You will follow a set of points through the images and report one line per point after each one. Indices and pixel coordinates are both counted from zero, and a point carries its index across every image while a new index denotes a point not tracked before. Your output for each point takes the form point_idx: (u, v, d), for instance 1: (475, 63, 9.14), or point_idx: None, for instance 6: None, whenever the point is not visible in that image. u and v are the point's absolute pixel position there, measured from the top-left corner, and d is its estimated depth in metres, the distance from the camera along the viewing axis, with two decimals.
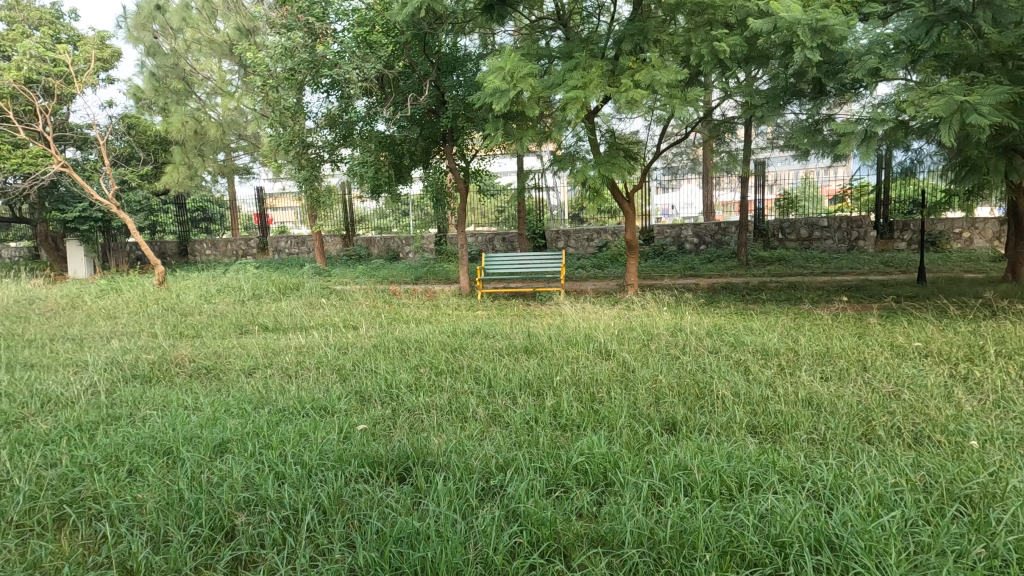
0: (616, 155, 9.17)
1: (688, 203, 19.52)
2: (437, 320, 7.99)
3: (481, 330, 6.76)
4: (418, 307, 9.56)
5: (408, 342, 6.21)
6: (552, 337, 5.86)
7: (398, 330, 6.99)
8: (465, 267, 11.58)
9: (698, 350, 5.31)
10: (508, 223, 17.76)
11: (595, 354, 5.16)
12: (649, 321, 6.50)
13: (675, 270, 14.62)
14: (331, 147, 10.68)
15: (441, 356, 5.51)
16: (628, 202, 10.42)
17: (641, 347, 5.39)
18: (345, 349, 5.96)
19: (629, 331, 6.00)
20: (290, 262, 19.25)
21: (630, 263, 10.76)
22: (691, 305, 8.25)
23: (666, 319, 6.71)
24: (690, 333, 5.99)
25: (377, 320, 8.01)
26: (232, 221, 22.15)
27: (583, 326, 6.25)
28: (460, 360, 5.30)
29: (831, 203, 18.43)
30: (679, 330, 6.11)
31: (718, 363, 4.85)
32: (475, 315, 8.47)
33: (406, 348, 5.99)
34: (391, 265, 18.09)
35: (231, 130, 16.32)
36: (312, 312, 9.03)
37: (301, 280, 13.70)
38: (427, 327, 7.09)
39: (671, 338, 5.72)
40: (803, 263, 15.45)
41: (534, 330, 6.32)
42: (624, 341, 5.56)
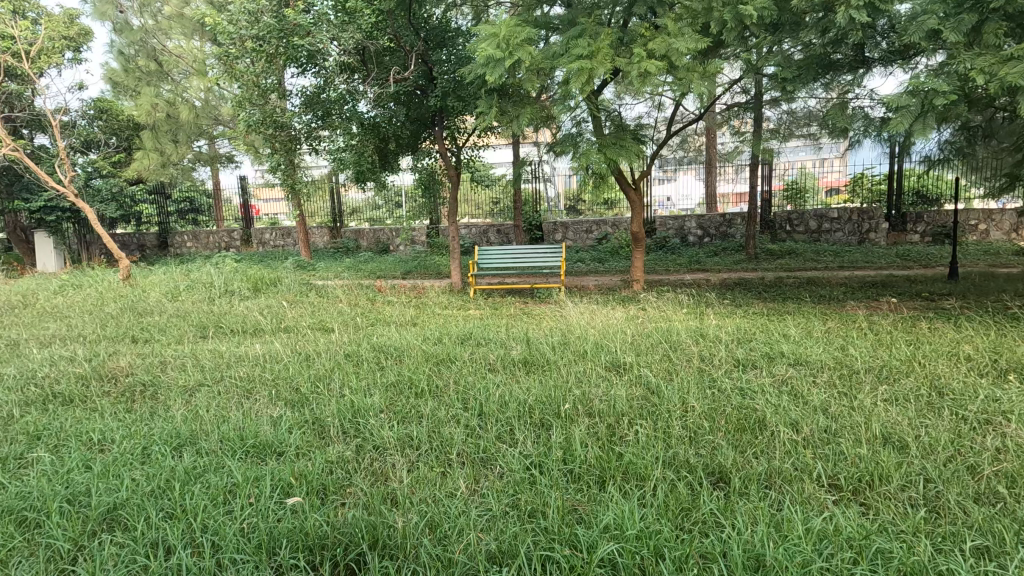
0: (624, 137, 8.20)
1: (684, 195, 18.52)
2: (425, 323, 7.08)
3: (473, 337, 5.84)
4: (404, 307, 8.64)
5: (387, 352, 5.29)
6: (555, 347, 4.97)
7: (377, 336, 6.06)
8: (457, 262, 10.65)
9: (731, 364, 4.44)
10: (503, 215, 16.87)
11: (608, 372, 4.28)
12: (666, 327, 5.61)
13: (680, 265, 13.75)
14: (310, 131, 9.53)
15: (424, 370, 4.61)
16: (634, 190, 9.51)
17: (660, 360, 4.52)
18: (311, 361, 5.04)
19: (645, 339, 5.11)
20: (273, 255, 18.23)
21: (636, 257, 9.86)
22: (709, 306, 7.37)
23: (685, 324, 5.81)
24: (716, 341, 5.11)
25: (358, 323, 7.09)
26: (216, 212, 21.13)
27: (591, 332, 5.35)
28: (446, 378, 4.40)
29: (829, 195, 17.96)
30: (702, 337, 5.24)
31: (759, 383, 3.98)
32: (468, 317, 7.57)
33: (384, 359, 5.07)
34: (379, 259, 17.11)
35: (209, 118, 14.85)
36: (286, 313, 8.11)
37: (281, 275, 12.74)
38: (412, 332, 6.18)
39: (696, 348, 4.85)
40: (816, 257, 14.61)
41: (533, 337, 5.42)
42: (641, 353, 4.68)
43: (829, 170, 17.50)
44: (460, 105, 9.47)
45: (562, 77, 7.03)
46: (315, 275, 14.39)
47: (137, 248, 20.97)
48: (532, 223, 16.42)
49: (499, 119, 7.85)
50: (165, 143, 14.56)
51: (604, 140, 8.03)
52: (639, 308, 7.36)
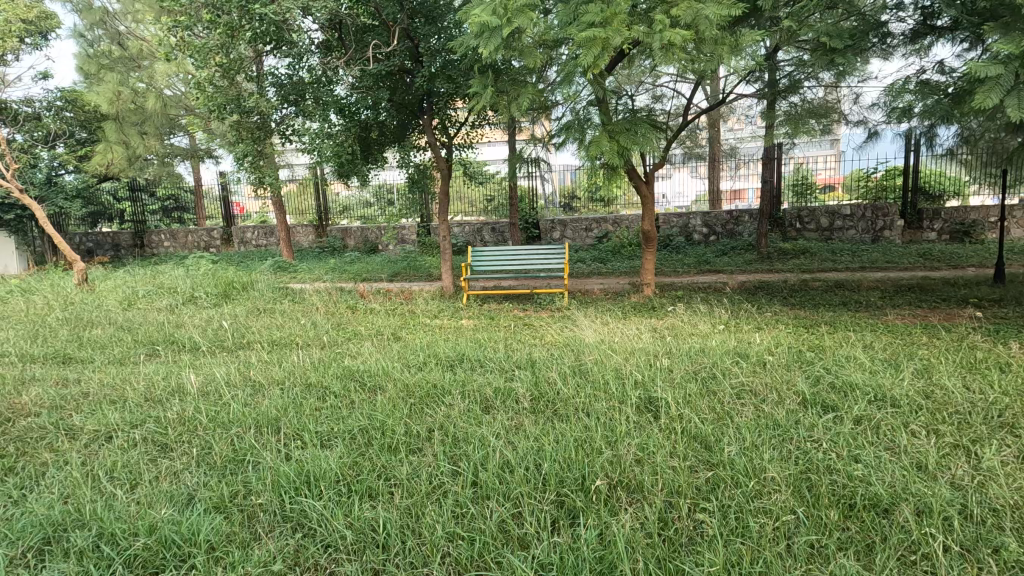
0: (639, 122, 7.18)
1: (678, 192, 17.59)
2: (412, 338, 6.07)
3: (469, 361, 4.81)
4: (387, 317, 7.64)
5: (360, 383, 4.25)
6: (570, 378, 3.95)
7: (353, 356, 5.06)
8: (448, 264, 9.63)
9: (798, 405, 3.44)
10: (498, 213, 15.86)
11: (644, 420, 3.29)
12: (701, 347, 4.61)
13: (688, 265, 12.82)
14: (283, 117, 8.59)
15: (404, 415, 3.56)
16: (646, 184, 8.50)
17: (707, 399, 3.53)
18: (261, 396, 4.00)
19: (680, 367, 4.09)
20: (254, 256, 17.15)
21: (646, 259, 8.90)
22: (737, 316, 6.43)
23: (721, 341, 4.82)
24: (769, 370, 4.10)
25: (335, 341, 6.08)
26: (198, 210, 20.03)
27: (613, 355, 4.32)
28: (431, 425, 3.39)
29: (823, 193, 16.85)
30: (749, 362, 4.25)
31: (845, 434, 3.01)
32: (461, 330, 6.59)
33: (355, 394, 4.04)
34: (366, 259, 16.09)
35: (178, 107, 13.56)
36: (251, 325, 7.08)
37: (256, 278, 11.67)
38: (392, 350, 5.16)
39: (746, 378, 3.86)
40: (832, 257, 13.70)
41: (542, 361, 4.39)
42: (682, 387, 3.68)
43: (823, 166, 16.48)
44: (450, 87, 8.43)
45: (570, 52, 6.02)
46: (295, 278, 13.36)
47: (111, 248, 19.85)
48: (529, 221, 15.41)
49: (496, 101, 6.82)
50: (131, 134, 13.39)
51: (617, 125, 7.00)
52: (654, 320, 6.40)
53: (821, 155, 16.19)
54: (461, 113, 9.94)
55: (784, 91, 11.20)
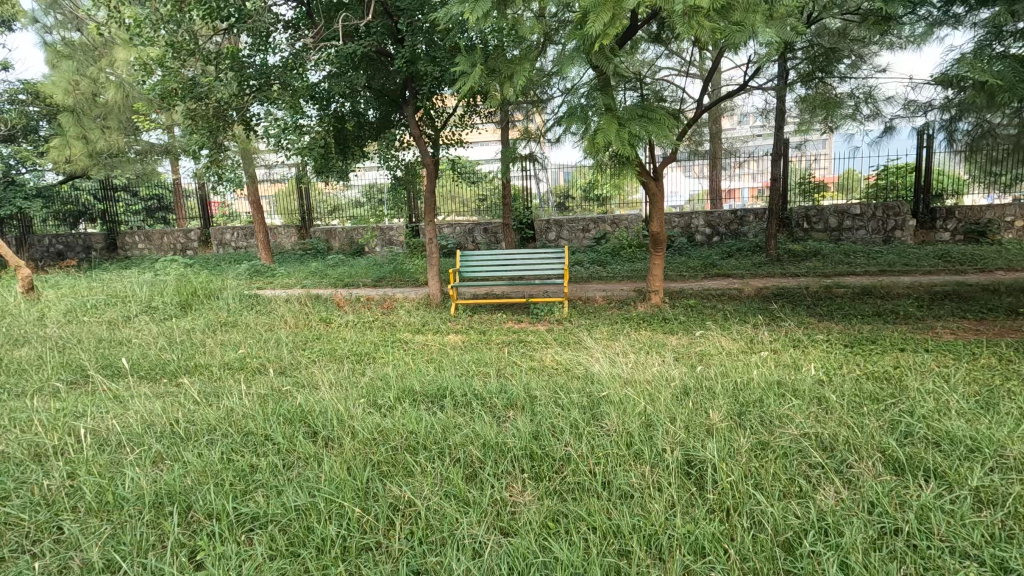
0: (652, 107, 6.28)
1: (670, 190, 16.57)
2: (391, 364, 5.11)
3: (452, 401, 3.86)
4: (363, 333, 6.70)
5: (310, 437, 3.29)
6: (582, 433, 3.03)
7: (310, 390, 4.11)
8: (434, 270, 8.68)
9: (883, 474, 2.59)
10: (491, 213, 14.95)
11: (688, 511, 2.40)
12: (741, 383, 3.68)
13: (695, 269, 11.95)
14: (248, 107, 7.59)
15: (358, 492, 2.64)
16: (654, 180, 7.62)
17: (766, 468, 2.65)
18: (173, 459, 3.03)
19: (721, 415, 3.17)
20: (231, 259, 16.12)
21: (653, 264, 8.01)
22: (767, 335, 5.52)
23: (763, 372, 3.91)
24: (829, 414, 3.24)
25: (296, 367, 5.11)
26: (177, 211, 19.00)
27: (633, 396, 3.38)
28: (395, 513, 2.49)
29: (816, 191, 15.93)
30: (804, 404, 3.38)
31: (964, 535, 2.17)
32: (447, 352, 5.65)
33: (300, 455, 3.07)
34: (350, 262, 15.13)
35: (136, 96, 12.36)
36: (203, 346, 6.11)
37: (226, 285, 10.67)
38: (358, 384, 4.21)
39: (807, 428, 3.00)
40: (846, 259, 12.87)
41: (543, 405, 3.45)
42: (731, 449, 2.78)
43: (818, 164, 15.67)
44: (435, 70, 7.44)
45: (573, 23, 5.08)
46: (272, 284, 12.40)
47: (82, 250, 18.74)
48: (522, 221, 14.55)
49: (485, 83, 5.81)
50: (92, 129, 12.31)
51: (626, 112, 6.08)
52: (671, 341, 5.47)
53: (814, 153, 15.44)
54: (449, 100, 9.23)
55: (795, 85, 10.19)
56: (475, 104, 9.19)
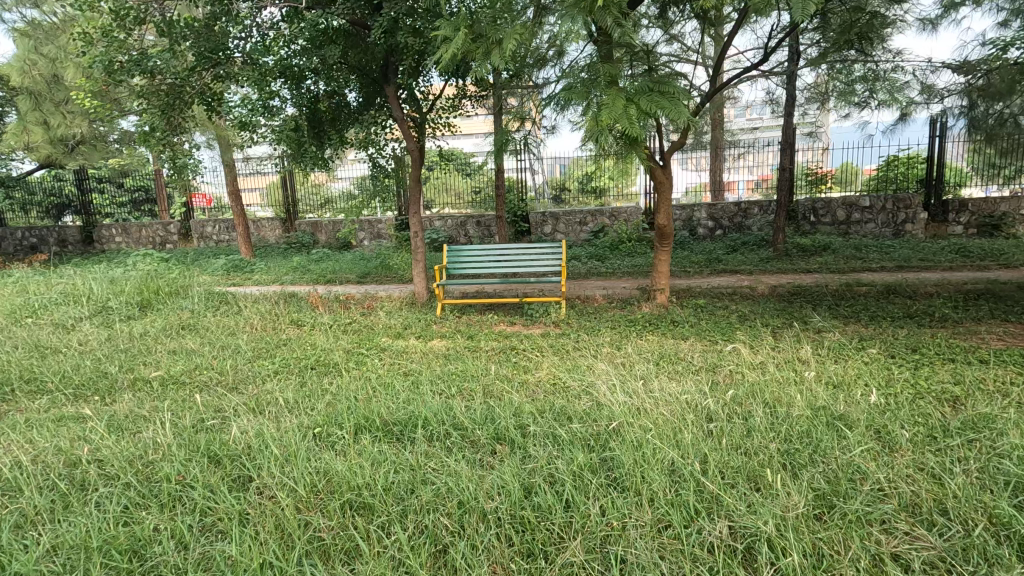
0: (661, 81, 5.54)
1: None
2: (360, 382, 4.38)
3: (427, 437, 3.15)
4: (336, 339, 5.96)
5: (238, 491, 2.58)
6: (589, 495, 2.35)
7: (253, 421, 3.38)
8: (419, 266, 7.93)
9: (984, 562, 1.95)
10: (485, 206, 14.19)
11: None
12: (785, 416, 2.98)
13: (699, 264, 11.25)
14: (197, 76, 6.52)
15: None
16: (660, 168, 6.90)
17: (834, 557, 1.99)
18: (48, 531, 2.31)
19: (766, 467, 2.50)
20: (209, 253, 15.29)
21: (659, 260, 7.30)
22: (794, 348, 4.82)
23: (805, 394, 3.24)
24: (893, 458, 2.59)
25: (248, 388, 4.37)
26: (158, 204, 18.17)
27: (651, 436, 2.68)
28: None
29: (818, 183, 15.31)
30: (860, 443, 2.71)
31: None
32: (428, 364, 4.93)
33: (222, 520, 2.38)
34: (335, 257, 14.32)
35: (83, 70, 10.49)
36: (149, 355, 5.37)
37: (197, 282, 9.88)
38: (312, 412, 3.48)
39: (871, 483, 2.36)
40: (857, 254, 12.19)
41: (539, 450, 2.74)
42: (784, 520, 2.12)
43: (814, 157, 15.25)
44: (416, 41, 6.68)
45: None
46: (250, 280, 11.63)
47: (56, 244, 17.95)
48: (517, 213, 13.82)
49: (470, 51, 5.07)
50: (51, 114, 11.45)
51: (632, 84, 5.36)
52: (686, 355, 4.76)
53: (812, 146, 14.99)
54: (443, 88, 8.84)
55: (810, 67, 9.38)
56: (464, 89, 8.82)
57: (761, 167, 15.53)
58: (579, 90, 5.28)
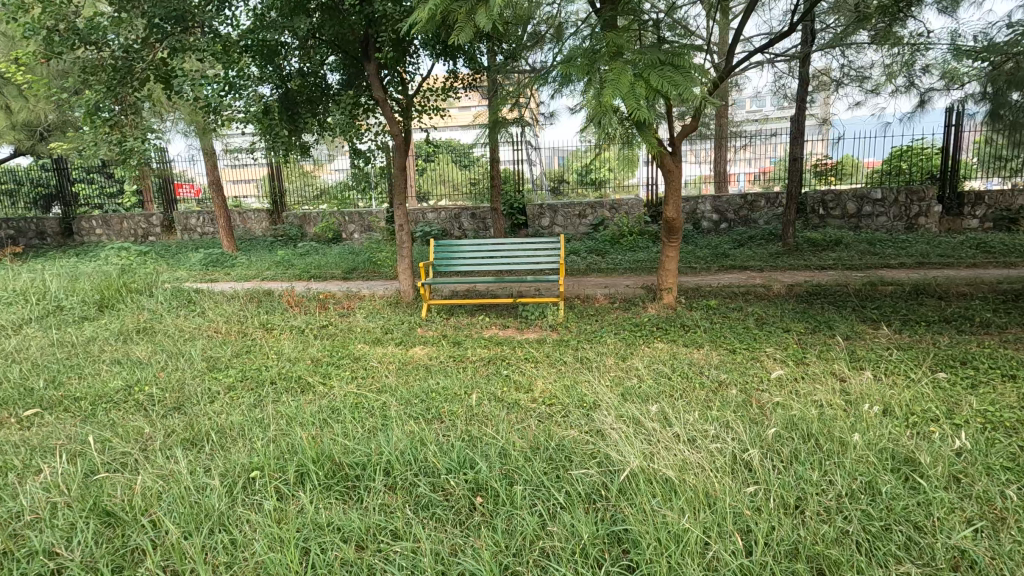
0: (674, 52, 4.85)
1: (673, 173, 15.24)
2: (324, 407, 3.72)
3: (388, 486, 2.53)
4: (307, 347, 5.29)
5: None
6: None
7: (174, 466, 2.73)
8: (405, 262, 7.26)
9: None
10: (480, 198, 13.49)
11: None
12: (835, 466, 2.39)
13: (706, 261, 10.57)
14: (147, 48, 5.71)
15: None
16: (670, 157, 6.24)
17: None
18: None
19: (830, 552, 1.89)
20: (190, 247, 14.55)
21: (666, 257, 6.65)
22: (826, 364, 4.19)
23: (852, 431, 2.65)
24: (993, 534, 2.00)
25: (190, 413, 3.71)
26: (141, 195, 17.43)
27: (674, 506, 2.07)
28: None
29: (826, 175, 14.67)
30: (947, 513, 2.09)
31: None
32: (406, 381, 4.27)
33: None
34: (322, 251, 13.60)
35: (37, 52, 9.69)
36: (90, 366, 4.69)
37: (167, 280, 9.16)
38: (250, 451, 2.85)
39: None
40: (872, 249, 11.54)
41: (529, 520, 2.13)
42: None
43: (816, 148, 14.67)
44: (396, 10, 5.98)
45: None
46: (230, 276, 10.92)
47: (35, 236, 17.11)
48: (513, 206, 13.12)
49: (452, 14, 4.39)
50: (12, 97, 10.67)
51: (640, 54, 4.67)
52: (704, 375, 4.11)
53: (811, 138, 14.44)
54: (440, 77, 8.17)
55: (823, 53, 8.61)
56: (457, 73, 8.18)
57: (759, 159, 14.74)
58: (580, 64, 4.60)
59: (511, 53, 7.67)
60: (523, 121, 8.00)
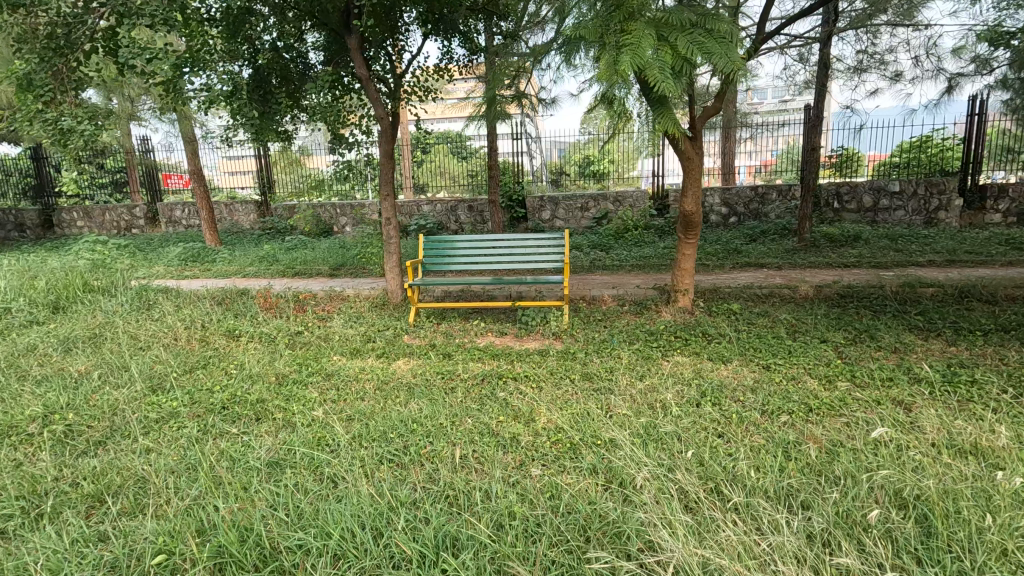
0: (704, 12, 4.10)
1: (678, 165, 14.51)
2: (279, 446, 3.06)
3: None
4: (274, 361, 4.57)
5: None
6: None
7: (55, 549, 2.07)
8: (392, 260, 6.55)
9: None
10: (478, 189, 12.73)
11: None
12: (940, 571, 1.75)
13: (720, 257, 9.84)
14: (89, 9, 4.92)
15: None
16: (690, 141, 5.49)
17: None
18: None
19: None
20: (172, 241, 13.76)
21: (683, 254, 5.94)
22: (884, 393, 3.49)
23: (953, 508, 2.00)
24: None
25: (114, 452, 3.04)
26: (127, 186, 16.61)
27: None
28: None
29: (842, 167, 13.90)
30: None
31: None
32: (383, 407, 3.58)
33: None
34: (311, 245, 12.83)
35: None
36: (12, 385, 3.96)
37: (138, 278, 8.40)
38: (162, 521, 2.19)
39: None
40: (894, 246, 10.83)
41: None
42: None
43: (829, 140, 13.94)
44: None
45: None
46: (210, 272, 10.16)
47: (13, 228, 16.28)
48: (512, 198, 12.36)
49: None
50: None
51: (663, 15, 3.92)
52: (739, 404, 3.43)
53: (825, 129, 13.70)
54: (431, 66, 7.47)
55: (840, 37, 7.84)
56: (451, 55, 7.48)
57: (759, 153, 14.26)
58: (592, 25, 3.90)
59: (510, 31, 6.94)
60: (523, 107, 7.27)
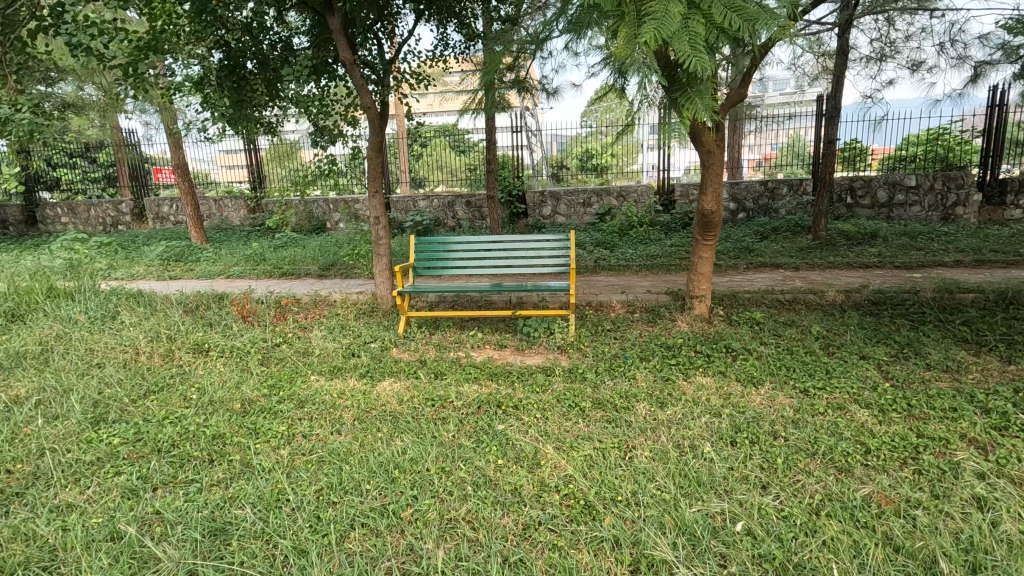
0: None
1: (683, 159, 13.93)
2: (232, 504, 2.52)
3: None
4: (243, 383, 4.00)
5: None
6: None
7: None
8: (382, 263, 5.97)
9: None
10: (476, 184, 12.13)
11: None
12: None
13: (732, 256, 9.27)
14: None
15: None
16: (712, 131, 4.90)
17: None
18: None
19: None
20: (157, 238, 13.16)
21: (701, 259, 5.37)
22: (953, 432, 2.93)
23: None
24: None
25: (26, 514, 2.49)
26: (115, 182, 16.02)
27: None
28: None
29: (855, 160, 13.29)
30: None
31: None
32: (359, 446, 3.02)
33: None
34: (301, 243, 12.24)
35: None
36: None
37: (113, 281, 7.84)
38: None
39: None
40: (914, 244, 10.27)
41: None
42: None
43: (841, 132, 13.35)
44: None
45: None
46: (192, 272, 9.60)
47: None
48: (512, 193, 11.77)
49: None
50: None
51: None
52: (782, 443, 2.89)
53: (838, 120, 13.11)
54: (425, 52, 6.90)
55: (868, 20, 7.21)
56: (446, 41, 6.92)
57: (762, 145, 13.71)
58: None
59: (510, 15, 6.34)
60: (524, 98, 6.69)
